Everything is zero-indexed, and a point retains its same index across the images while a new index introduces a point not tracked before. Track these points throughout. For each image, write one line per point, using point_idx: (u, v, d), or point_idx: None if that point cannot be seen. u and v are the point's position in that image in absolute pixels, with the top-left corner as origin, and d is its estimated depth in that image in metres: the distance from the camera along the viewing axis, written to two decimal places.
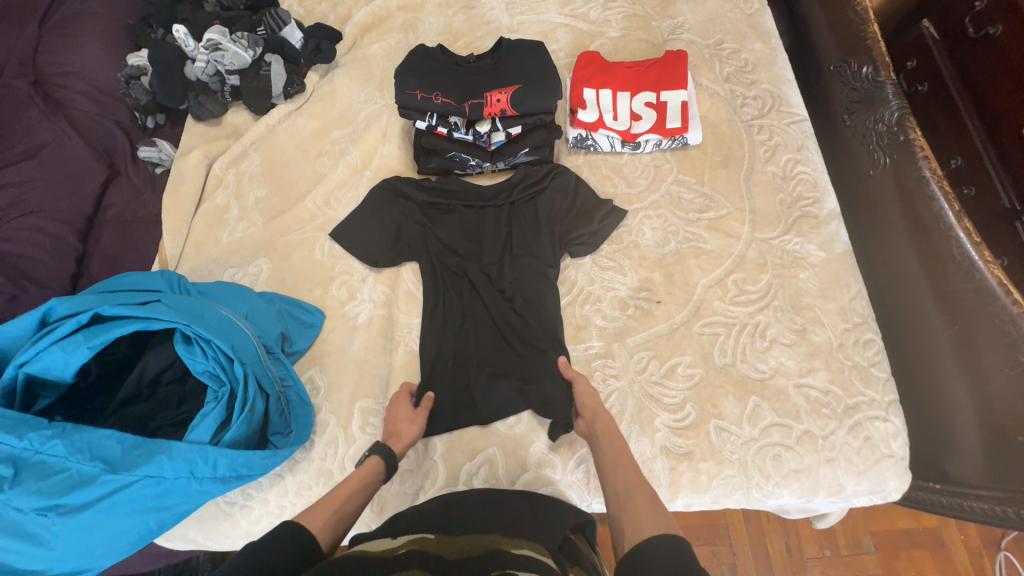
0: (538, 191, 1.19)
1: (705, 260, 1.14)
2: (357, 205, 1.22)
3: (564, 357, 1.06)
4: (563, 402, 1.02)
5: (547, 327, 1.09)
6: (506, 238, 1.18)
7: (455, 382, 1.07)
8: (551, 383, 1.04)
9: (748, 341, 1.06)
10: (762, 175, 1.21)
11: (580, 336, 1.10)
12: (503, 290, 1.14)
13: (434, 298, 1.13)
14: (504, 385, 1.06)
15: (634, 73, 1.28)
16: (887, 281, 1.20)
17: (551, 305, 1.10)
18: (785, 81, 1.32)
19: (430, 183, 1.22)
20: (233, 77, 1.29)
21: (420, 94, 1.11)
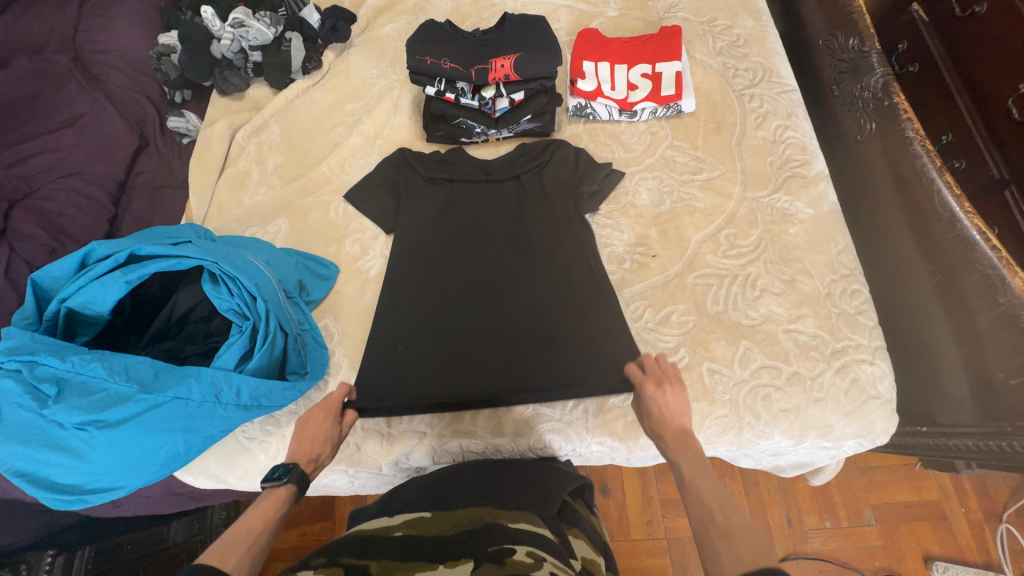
0: (540, 162, 1.24)
1: (698, 217, 1.20)
2: (367, 178, 1.27)
3: (565, 315, 1.10)
4: (563, 361, 1.07)
5: (549, 287, 1.13)
6: (509, 204, 1.22)
7: (457, 346, 1.10)
8: (551, 342, 1.09)
9: (739, 290, 1.11)
10: (753, 139, 1.27)
11: (582, 295, 1.12)
12: (507, 257, 1.17)
13: (439, 267, 1.17)
14: (509, 348, 1.09)
15: (631, 47, 1.36)
16: (877, 241, 1.24)
17: (555, 268, 1.15)
18: (775, 54, 1.39)
19: (436, 157, 1.27)
20: (256, 53, 1.39)
21: (430, 59, 1.17)
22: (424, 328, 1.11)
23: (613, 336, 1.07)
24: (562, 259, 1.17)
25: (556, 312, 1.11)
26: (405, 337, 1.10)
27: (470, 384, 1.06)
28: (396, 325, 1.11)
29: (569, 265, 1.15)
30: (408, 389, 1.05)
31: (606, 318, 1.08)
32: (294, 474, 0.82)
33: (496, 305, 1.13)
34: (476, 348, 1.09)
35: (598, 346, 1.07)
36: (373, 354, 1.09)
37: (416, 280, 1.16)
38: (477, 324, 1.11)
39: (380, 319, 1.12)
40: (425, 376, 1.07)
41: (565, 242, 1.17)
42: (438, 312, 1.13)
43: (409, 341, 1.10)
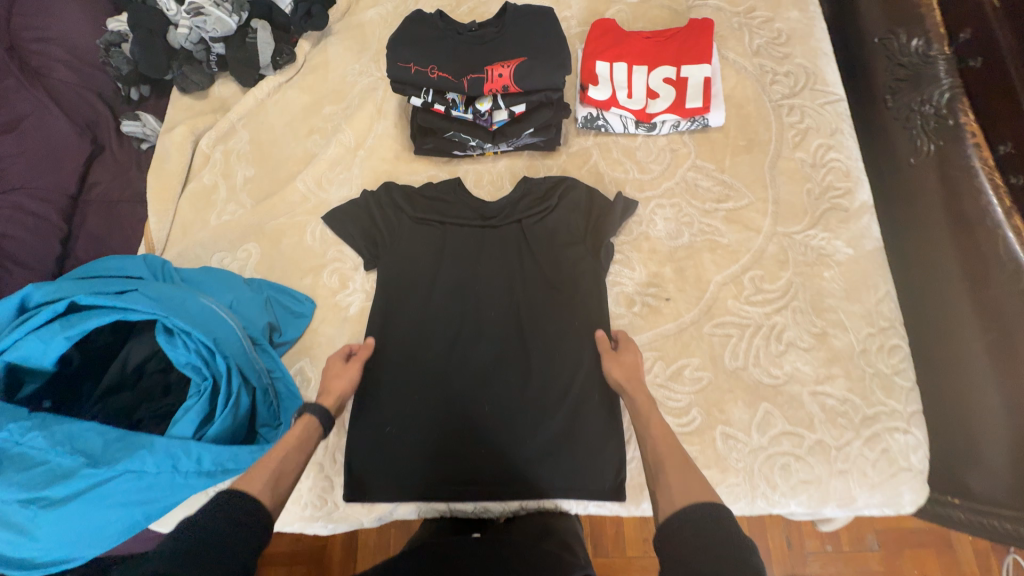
0: (545, 203, 1.09)
1: (720, 255, 1.05)
2: (346, 209, 1.11)
3: (564, 381, 1.00)
4: (556, 429, 0.98)
5: (547, 347, 1.02)
6: (507, 247, 1.09)
7: (449, 421, 0.99)
8: (548, 411, 0.98)
9: (763, 344, 0.99)
10: (789, 161, 1.10)
11: (582, 358, 1.01)
12: (506, 318, 1.05)
13: (430, 323, 1.05)
14: (506, 422, 0.99)
15: (653, 44, 1.16)
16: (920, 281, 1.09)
17: (558, 328, 1.03)
18: (821, 55, 1.19)
19: (425, 193, 1.11)
20: (218, 45, 1.19)
21: (415, 68, 0.99)
22: (408, 386, 1.01)
23: (613, 411, 0.98)
24: (565, 314, 1.04)
25: (555, 377, 1.00)
26: (392, 411, 1.00)
27: (464, 464, 0.98)
28: (381, 396, 1.01)
29: (573, 325, 1.03)
30: (396, 459, 0.98)
31: (610, 385, 1.00)
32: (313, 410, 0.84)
33: (492, 374, 1.02)
34: (465, 411, 1.00)
35: (595, 415, 0.98)
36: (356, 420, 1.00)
37: (403, 343, 1.03)
38: (467, 383, 1.01)
39: (364, 389, 1.01)
40: (409, 439, 0.99)
41: (569, 297, 1.04)
42: (424, 367, 1.02)
43: (390, 400, 1.00)
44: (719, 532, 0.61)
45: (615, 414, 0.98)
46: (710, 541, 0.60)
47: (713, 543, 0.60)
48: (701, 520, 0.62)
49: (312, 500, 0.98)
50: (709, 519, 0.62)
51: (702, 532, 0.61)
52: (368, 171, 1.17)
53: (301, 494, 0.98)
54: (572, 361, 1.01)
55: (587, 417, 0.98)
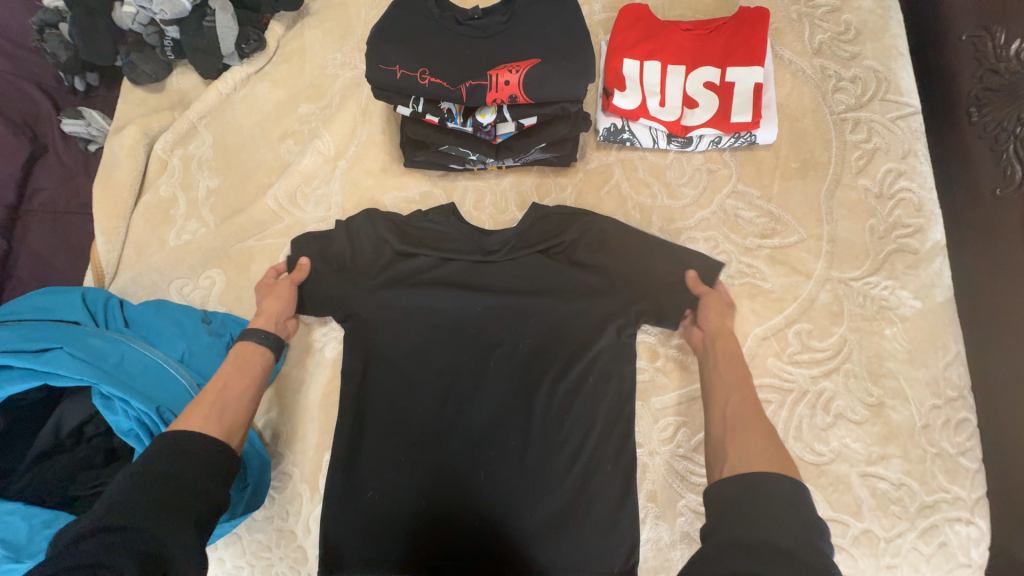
0: (559, 234, 0.92)
1: (761, 303, 0.89)
2: (321, 238, 0.93)
3: (573, 444, 0.86)
4: (560, 500, 0.84)
5: (555, 404, 0.88)
6: (514, 282, 0.92)
7: (439, 491, 0.86)
8: (552, 478, 0.85)
9: (807, 414, 0.84)
10: (850, 191, 0.92)
11: (596, 419, 0.87)
12: (508, 369, 0.90)
13: (420, 370, 0.90)
14: (504, 495, 0.85)
15: (694, 39, 0.96)
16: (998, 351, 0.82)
17: (568, 385, 0.88)
18: (896, 56, 0.98)
19: (417, 222, 0.94)
20: (172, 28, 0.99)
21: (401, 71, 0.80)
22: (393, 444, 0.88)
23: (628, 485, 0.85)
24: (578, 366, 0.89)
25: (563, 439, 0.87)
26: (374, 480, 0.86)
27: (454, 538, 0.84)
28: (362, 458, 0.87)
29: (585, 381, 0.88)
30: (375, 531, 0.85)
31: (625, 454, 0.86)
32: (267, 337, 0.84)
33: (490, 437, 0.88)
34: (457, 476, 0.86)
35: (605, 489, 0.85)
36: (331, 488, 0.86)
37: (388, 400, 0.89)
38: (461, 443, 0.87)
39: (342, 455, 0.87)
40: (391, 508, 0.85)
41: (583, 350, 0.89)
42: (411, 422, 0.88)
43: (372, 463, 0.87)
44: (794, 501, 0.59)
45: (631, 490, 0.84)
46: (772, 506, 0.59)
47: (783, 508, 0.58)
48: (778, 486, 0.60)
49: (284, 570, 0.88)
50: (784, 489, 0.60)
51: (769, 493, 0.60)
52: (350, 185, 1.00)
53: (270, 564, 0.88)
54: (584, 421, 0.87)
55: (596, 490, 0.85)
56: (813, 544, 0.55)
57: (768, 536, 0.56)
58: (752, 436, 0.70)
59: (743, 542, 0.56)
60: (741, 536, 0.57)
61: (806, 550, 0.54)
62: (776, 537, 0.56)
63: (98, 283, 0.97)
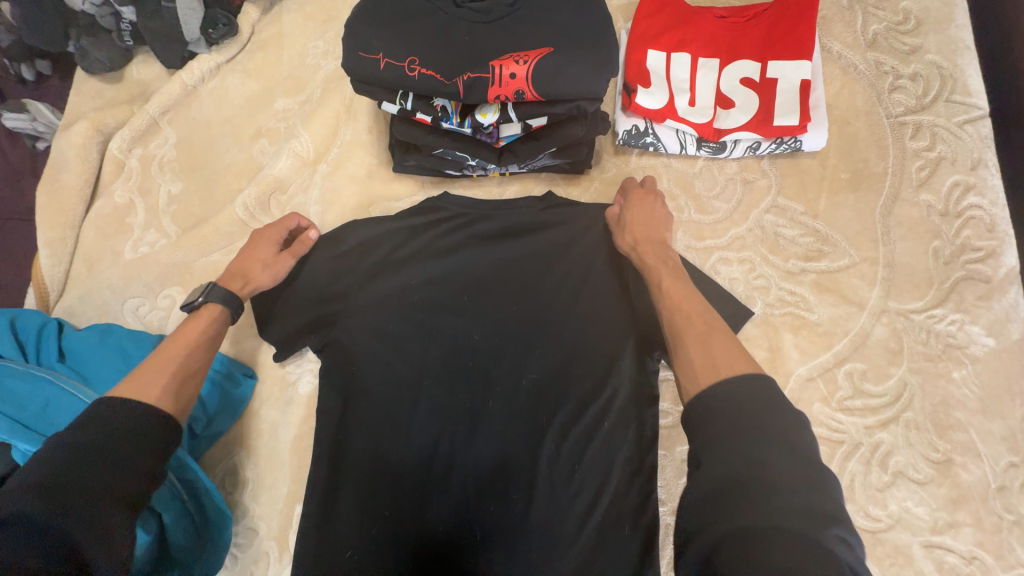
0: (569, 256, 0.81)
1: (807, 337, 0.77)
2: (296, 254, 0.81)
3: (586, 496, 0.74)
4: (569, 565, 0.72)
5: (564, 451, 0.76)
6: (516, 304, 0.80)
7: (426, 549, 0.73)
8: (560, 535, 0.73)
9: (861, 471, 0.72)
10: (910, 206, 0.79)
11: (612, 470, 0.75)
12: (509, 405, 0.77)
13: (405, 407, 0.77)
14: (503, 555, 0.73)
15: (731, 27, 0.82)
16: None
17: (579, 429, 0.76)
18: (963, 50, 0.85)
19: (405, 239, 0.83)
20: (127, 9, 0.86)
21: (386, 60, 0.67)
22: (371, 493, 0.75)
23: (647, 552, 0.72)
24: (591, 405, 0.76)
25: (573, 489, 0.75)
26: (353, 538, 0.74)
27: None
28: (337, 512, 0.75)
29: (599, 428, 0.76)
30: None
31: (645, 516, 0.73)
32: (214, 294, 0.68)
33: (488, 487, 0.75)
34: (450, 530, 0.74)
35: (620, 556, 0.72)
36: (301, 551, 0.74)
37: (371, 443, 0.76)
38: (453, 491, 0.75)
39: (317, 508, 0.75)
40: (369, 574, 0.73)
41: (597, 388, 0.77)
42: (394, 468, 0.76)
43: (348, 522, 0.74)
44: (759, 400, 0.48)
45: (651, 559, 0.71)
46: (730, 416, 0.47)
47: (750, 409, 0.47)
48: (735, 391, 0.49)
49: None
50: (739, 389, 0.49)
51: (727, 404, 0.48)
52: (330, 193, 0.88)
53: None
54: (599, 472, 0.75)
55: (610, 558, 0.72)
56: (794, 442, 0.45)
57: (736, 465, 0.44)
58: (697, 338, 0.60)
59: (727, 480, 0.44)
60: (717, 472, 0.45)
61: (793, 466, 0.44)
62: (748, 462, 0.44)
63: (40, 301, 0.85)
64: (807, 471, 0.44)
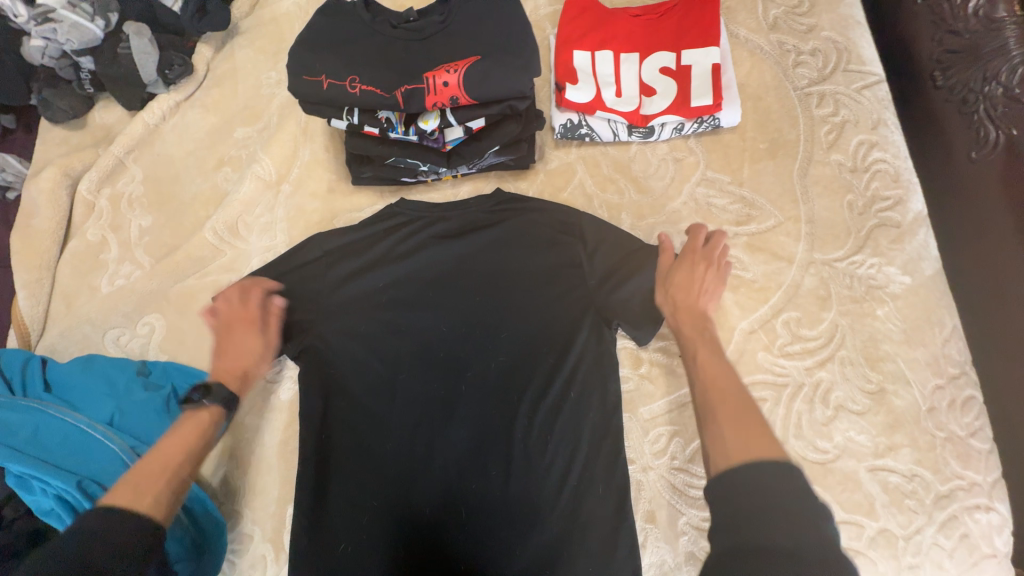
0: (525, 244, 0.88)
1: (745, 294, 0.84)
2: (267, 270, 0.86)
3: (560, 464, 0.79)
4: (552, 528, 0.77)
5: (536, 426, 0.81)
6: (480, 296, 0.86)
7: (415, 532, 0.78)
8: (541, 505, 0.78)
9: (806, 408, 0.78)
10: (823, 167, 0.87)
11: (583, 437, 0.80)
12: (481, 389, 0.82)
13: (383, 402, 0.82)
14: (489, 529, 0.77)
15: (645, 24, 0.91)
16: (1000, 315, 0.80)
17: (548, 404, 0.81)
18: (854, 25, 0.95)
19: (370, 245, 0.88)
20: (86, 59, 0.92)
21: (328, 81, 0.73)
22: (358, 485, 0.79)
23: (620, 505, 0.77)
24: (557, 379, 0.82)
25: (549, 461, 0.80)
26: (346, 529, 0.77)
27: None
28: (327, 507, 0.78)
29: (567, 400, 0.81)
30: None
31: (616, 475, 0.78)
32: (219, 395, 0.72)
33: (469, 468, 0.80)
34: (437, 511, 0.78)
35: (598, 513, 0.77)
36: (295, 549, 0.77)
37: (354, 437, 0.81)
38: (436, 475, 0.80)
39: (309, 504, 0.78)
40: (364, 561, 0.76)
41: (560, 362, 0.83)
42: (378, 459, 0.80)
43: (340, 513, 0.78)
44: (790, 488, 0.54)
45: (626, 512, 0.77)
46: (768, 495, 0.54)
47: (783, 497, 0.54)
48: (749, 475, 0.56)
49: None
50: (775, 476, 0.56)
51: (759, 490, 0.55)
52: (294, 211, 0.93)
53: None
54: (570, 440, 0.80)
55: (588, 517, 0.77)
56: (814, 532, 0.51)
57: (758, 537, 0.51)
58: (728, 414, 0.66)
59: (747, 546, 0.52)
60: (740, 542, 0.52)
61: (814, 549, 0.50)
62: (775, 537, 0.51)
63: (22, 342, 0.88)
64: (821, 552, 0.50)
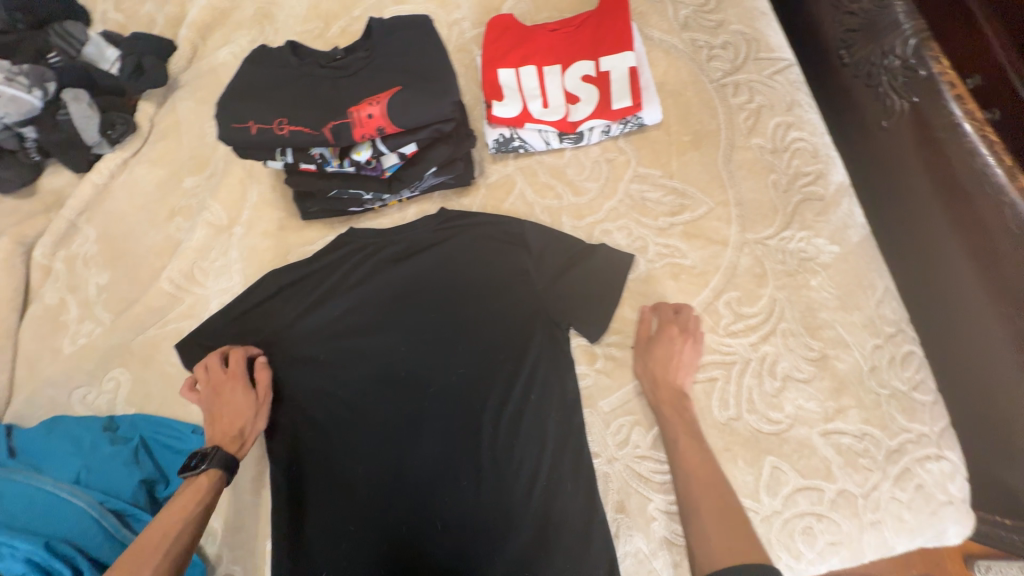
0: (472, 257, 0.90)
1: (686, 280, 0.87)
2: (226, 312, 0.89)
3: (528, 465, 0.81)
4: (526, 528, 0.78)
5: (500, 430, 0.83)
6: (434, 312, 0.88)
7: (392, 550, 0.79)
8: (513, 506, 0.79)
9: (755, 382, 0.81)
10: (745, 151, 0.92)
11: (547, 436, 0.82)
12: (444, 401, 0.85)
13: (350, 426, 0.84)
14: (464, 539, 0.78)
15: (563, 37, 0.96)
16: (929, 271, 0.84)
17: (511, 408, 0.83)
18: (760, 16, 1.00)
19: (324, 275, 0.91)
20: (28, 129, 0.95)
21: (256, 125, 0.76)
22: (333, 511, 0.80)
23: (589, 497, 0.79)
24: (516, 383, 0.84)
25: (517, 464, 0.81)
26: (324, 554, 0.78)
27: None
28: (304, 536, 0.80)
29: (527, 402, 0.84)
30: None
31: (582, 469, 0.80)
32: (216, 459, 0.75)
33: (441, 480, 0.81)
34: (413, 526, 0.79)
35: (569, 507, 0.79)
36: None
37: (324, 464, 0.82)
38: (409, 491, 0.81)
39: (285, 535, 0.79)
40: None
41: (518, 366, 0.85)
42: (351, 482, 0.81)
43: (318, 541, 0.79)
44: None
45: (595, 504, 0.79)
46: None
47: None
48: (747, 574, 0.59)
49: None
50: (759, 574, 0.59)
51: None
52: (247, 251, 0.95)
53: None
54: (535, 440, 0.82)
55: (560, 513, 0.79)
56: None
57: None
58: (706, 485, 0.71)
59: None
60: None
61: None
62: None
63: None
64: None
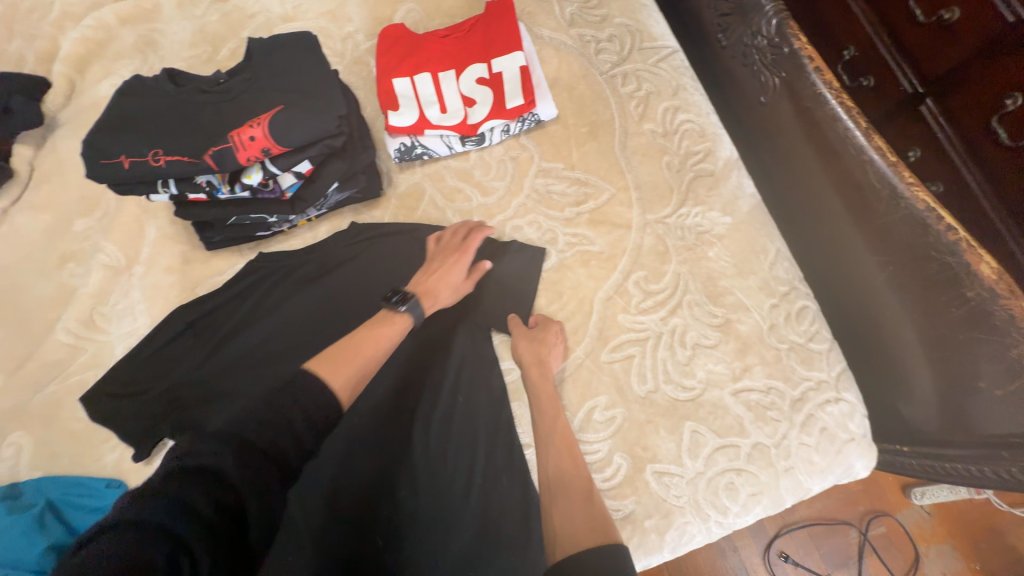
0: (387, 269, 0.91)
1: (596, 265, 0.91)
2: (131, 356, 0.85)
3: (463, 466, 0.82)
4: (467, 529, 0.79)
5: (432, 436, 0.83)
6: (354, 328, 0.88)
7: None
8: (451, 510, 0.80)
9: (668, 354, 0.85)
10: (639, 137, 0.97)
11: (479, 435, 0.84)
12: (374, 415, 0.85)
13: None
14: (406, 551, 0.77)
15: (454, 42, 0.98)
16: (814, 229, 0.91)
17: (441, 412, 0.85)
18: (641, 7, 1.06)
19: (235, 306, 0.88)
20: None
21: (128, 159, 0.74)
22: None
23: (524, 487, 0.80)
24: (444, 386, 0.86)
25: (453, 466, 0.82)
26: None
27: None
28: None
29: (456, 404, 0.85)
30: None
31: (516, 461, 0.82)
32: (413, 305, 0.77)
33: (378, 495, 0.80)
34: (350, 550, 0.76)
35: (506, 500, 0.80)
36: None
37: None
38: (344, 512, 0.79)
39: None
40: None
41: (443, 372, 0.86)
42: None
43: None
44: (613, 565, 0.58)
45: (531, 493, 0.80)
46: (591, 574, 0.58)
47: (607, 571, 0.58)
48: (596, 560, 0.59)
49: None
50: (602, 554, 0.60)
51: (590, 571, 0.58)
52: (151, 290, 0.91)
53: None
54: (468, 440, 0.83)
55: (498, 508, 0.80)
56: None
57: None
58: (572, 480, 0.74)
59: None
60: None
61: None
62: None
63: None
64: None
